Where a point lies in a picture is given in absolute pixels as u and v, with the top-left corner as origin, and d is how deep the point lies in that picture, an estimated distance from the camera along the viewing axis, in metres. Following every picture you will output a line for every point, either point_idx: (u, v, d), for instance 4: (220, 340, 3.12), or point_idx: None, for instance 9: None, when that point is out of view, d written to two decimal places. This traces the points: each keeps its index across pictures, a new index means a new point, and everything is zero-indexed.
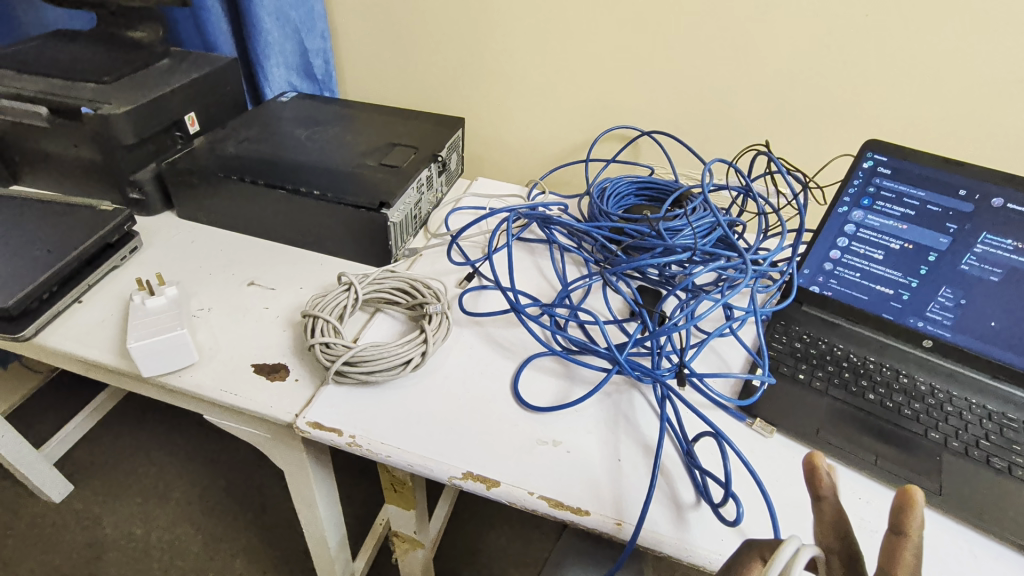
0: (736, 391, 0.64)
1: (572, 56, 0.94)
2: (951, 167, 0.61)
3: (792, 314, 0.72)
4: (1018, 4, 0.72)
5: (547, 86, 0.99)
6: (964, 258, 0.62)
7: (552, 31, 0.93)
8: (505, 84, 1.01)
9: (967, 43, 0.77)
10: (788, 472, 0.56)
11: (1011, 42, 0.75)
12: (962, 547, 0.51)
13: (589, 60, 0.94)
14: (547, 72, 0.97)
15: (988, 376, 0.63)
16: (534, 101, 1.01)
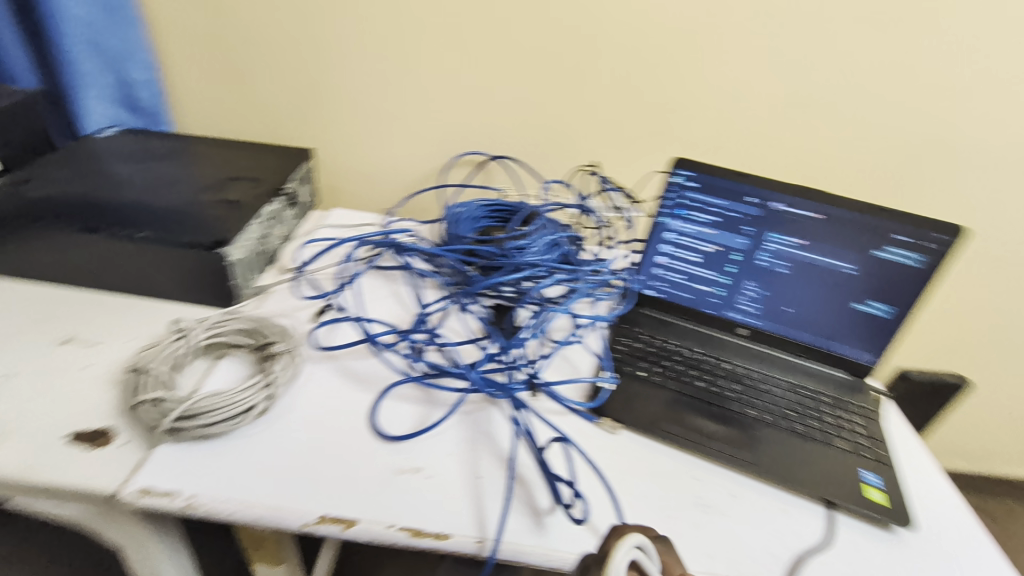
0: (586, 394, 0.68)
1: (416, 86, 0.96)
2: (740, 178, 0.69)
3: (634, 317, 0.79)
4: (791, 39, 0.83)
5: (397, 115, 0.99)
6: (760, 256, 0.71)
7: (395, 63, 0.94)
8: (354, 114, 1.00)
9: (761, 74, 0.86)
10: (632, 465, 0.60)
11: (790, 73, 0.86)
12: (777, 507, 0.57)
13: (433, 90, 0.96)
14: (393, 101, 0.98)
15: (790, 354, 0.74)
16: (384, 130, 1.02)
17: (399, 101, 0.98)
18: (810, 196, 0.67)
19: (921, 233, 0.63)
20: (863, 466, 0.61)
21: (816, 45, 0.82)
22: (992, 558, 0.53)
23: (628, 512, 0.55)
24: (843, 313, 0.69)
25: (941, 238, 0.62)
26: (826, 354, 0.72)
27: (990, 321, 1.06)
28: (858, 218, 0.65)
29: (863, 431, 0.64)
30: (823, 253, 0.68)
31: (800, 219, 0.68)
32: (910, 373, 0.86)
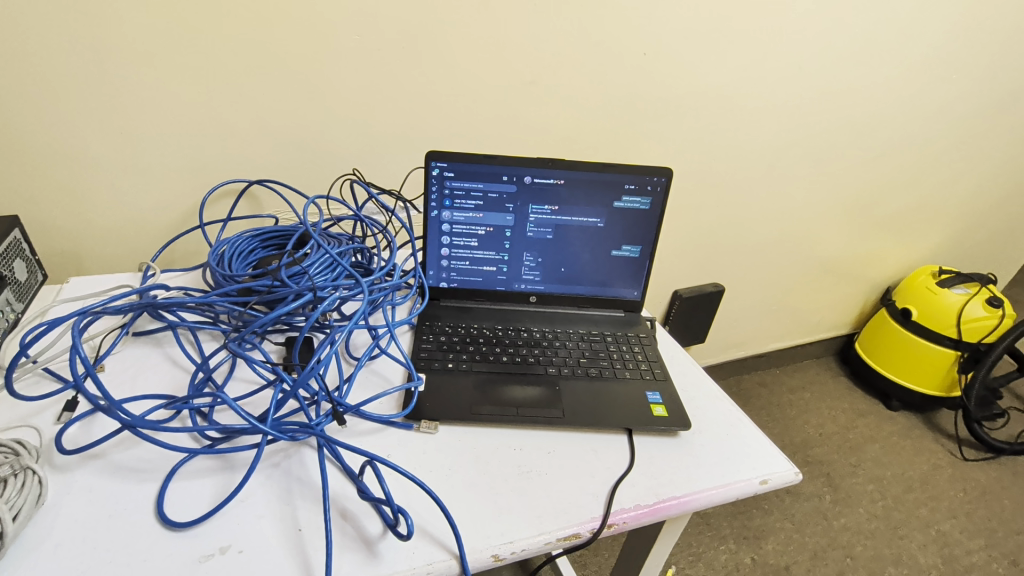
0: (400, 403, 0.67)
1: (132, 122, 0.82)
2: (490, 160, 0.73)
3: (434, 311, 0.80)
4: (513, 24, 0.89)
5: (118, 158, 0.85)
6: (528, 227, 0.77)
7: (94, 98, 0.79)
8: (59, 166, 0.83)
9: (495, 61, 0.91)
10: (456, 457, 0.61)
11: (522, 55, 0.92)
12: (588, 449, 0.62)
13: (158, 123, 0.83)
14: (110, 143, 0.83)
15: (576, 307, 0.82)
16: (106, 177, 0.86)
17: (115, 142, 0.83)
18: (552, 165, 0.73)
19: (643, 179, 0.74)
20: (649, 387, 0.69)
21: (534, 30, 0.90)
22: (750, 429, 0.65)
23: (458, 507, 0.56)
24: (606, 261, 0.79)
25: (659, 181, 0.74)
26: (602, 300, 0.81)
27: (722, 234, 1.29)
28: (594, 177, 0.74)
29: (644, 357, 0.73)
30: (576, 213, 0.76)
31: (550, 187, 0.74)
32: (680, 292, 1.35)
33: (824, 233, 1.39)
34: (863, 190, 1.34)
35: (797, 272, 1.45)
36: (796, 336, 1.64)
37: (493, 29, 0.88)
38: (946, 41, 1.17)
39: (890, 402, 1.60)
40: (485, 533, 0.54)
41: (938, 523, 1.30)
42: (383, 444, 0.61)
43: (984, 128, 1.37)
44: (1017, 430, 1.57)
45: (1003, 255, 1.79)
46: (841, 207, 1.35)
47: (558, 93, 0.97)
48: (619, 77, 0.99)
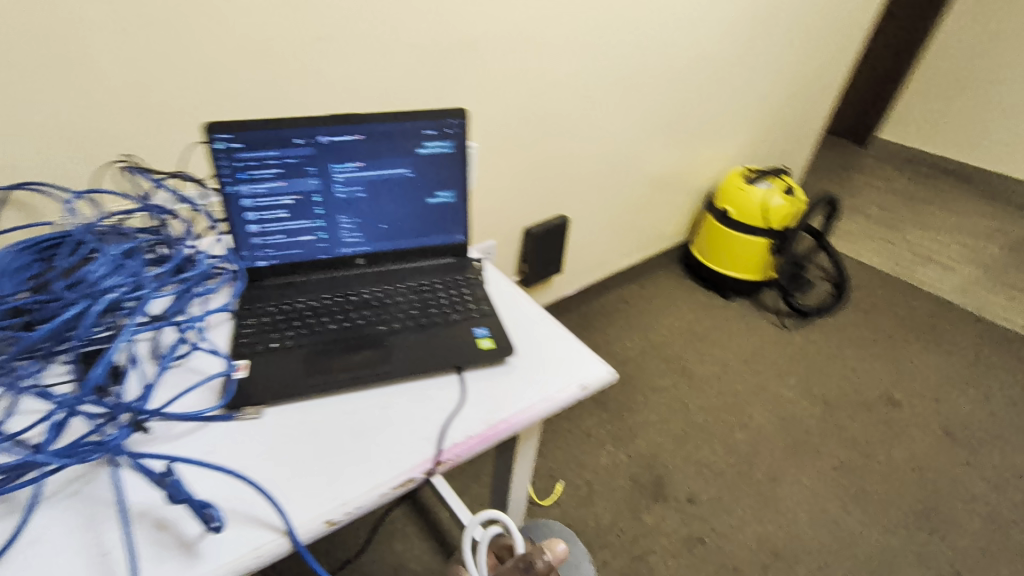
0: (218, 393, 0.63)
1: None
2: (276, 125, 0.69)
3: (256, 293, 0.76)
4: None
5: None
6: (336, 189, 0.75)
7: None
8: None
9: (263, 18, 0.84)
10: (286, 435, 0.59)
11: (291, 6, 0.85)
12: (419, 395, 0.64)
13: None
14: None
15: (405, 261, 0.81)
16: None
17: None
18: (347, 122, 0.72)
19: (440, 122, 0.74)
20: (477, 325, 0.71)
21: None
22: (572, 346, 0.70)
23: (287, 485, 0.55)
24: (427, 215, 0.79)
25: (455, 123, 0.74)
26: (431, 250, 0.82)
27: (552, 169, 1.33)
28: (382, 129, 0.73)
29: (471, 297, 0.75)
30: (383, 167, 0.75)
31: (349, 144, 0.73)
32: (530, 230, 1.39)
33: (643, 148, 1.48)
34: (669, 105, 1.44)
35: (627, 192, 1.55)
36: (640, 251, 1.77)
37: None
38: None
39: (723, 291, 1.79)
40: (318, 500, 0.54)
41: (766, 387, 1.51)
42: (204, 441, 0.58)
43: (759, 37, 1.52)
44: (823, 291, 1.86)
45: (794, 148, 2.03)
46: (654, 125, 1.45)
47: (344, 45, 0.92)
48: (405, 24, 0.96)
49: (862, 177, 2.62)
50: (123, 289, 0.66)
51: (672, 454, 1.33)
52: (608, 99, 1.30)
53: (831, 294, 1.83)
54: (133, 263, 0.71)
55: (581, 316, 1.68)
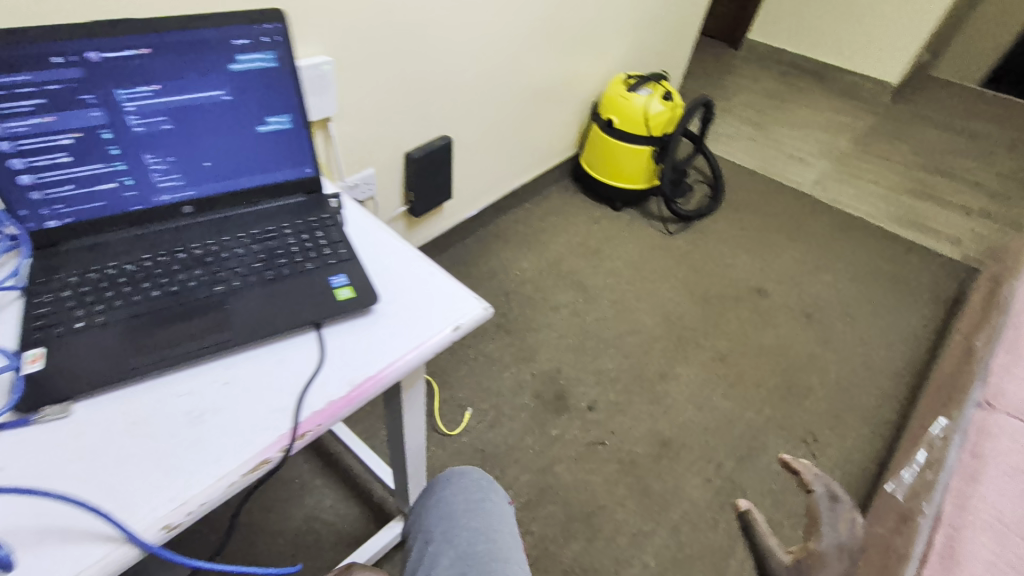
0: (9, 397, 0.50)
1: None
2: (13, 37, 0.52)
3: (50, 264, 0.61)
4: None
5: None
6: (15, 169, 0.57)
7: None
8: None
9: None
10: (102, 439, 0.47)
11: None
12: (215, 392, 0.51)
13: None
14: None
15: (155, 257, 0.63)
16: None
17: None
18: (114, 34, 0.56)
19: (253, 30, 0.61)
20: (333, 271, 0.60)
21: None
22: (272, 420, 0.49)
23: (111, 488, 0.44)
24: (261, 87, 0.64)
25: (274, 29, 0.62)
26: (277, 189, 0.70)
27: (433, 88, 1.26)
28: (188, 35, 0.59)
29: (209, 330, 0.55)
30: (79, 162, 0.59)
31: (43, 152, 0.57)
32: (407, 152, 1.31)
33: None
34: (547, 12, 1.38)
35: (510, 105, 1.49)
36: (526, 170, 1.74)
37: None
38: None
39: (614, 204, 1.81)
40: (150, 498, 0.43)
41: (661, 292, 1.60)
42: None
43: None
44: (699, 199, 1.93)
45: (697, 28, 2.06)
46: (533, 28, 1.37)
47: None
48: None
49: (715, 63, 2.79)
50: (113, 123, 0.59)
51: (572, 367, 1.38)
52: None
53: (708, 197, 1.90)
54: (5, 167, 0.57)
55: (548, 257, 1.65)
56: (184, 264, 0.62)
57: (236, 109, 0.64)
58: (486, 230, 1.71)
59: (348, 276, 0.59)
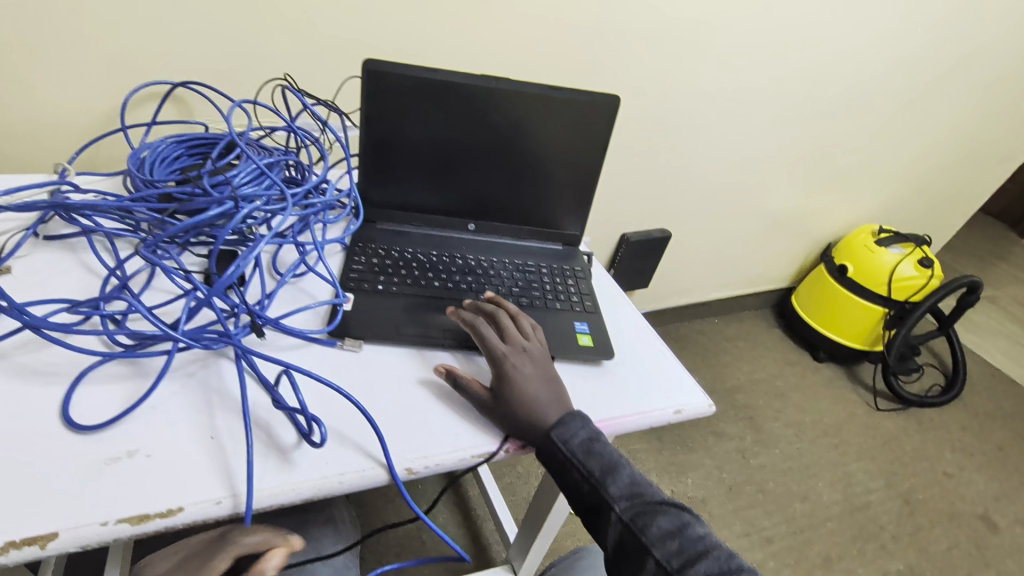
0: (325, 319, 0.66)
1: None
2: (430, 73, 0.71)
3: (370, 234, 0.79)
4: None
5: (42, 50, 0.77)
6: (382, 161, 0.76)
7: None
8: None
9: None
10: (376, 378, 0.60)
11: None
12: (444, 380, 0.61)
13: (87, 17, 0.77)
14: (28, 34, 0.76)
15: (443, 257, 0.77)
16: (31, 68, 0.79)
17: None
18: (492, 85, 0.72)
19: (586, 107, 0.74)
20: (578, 318, 0.70)
21: None
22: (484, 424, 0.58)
23: (383, 423, 0.56)
24: (571, 152, 0.77)
25: (602, 111, 0.74)
26: (543, 232, 0.82)
27: (676, 192, 1.36)
28: (541, 99, 0.73)
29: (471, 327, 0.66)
30: (422, 169, 0.77)
31: (404, 154, 0.76)
32: (628, 236, 1.40)
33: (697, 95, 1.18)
34: (806, 153, 1.42)
35: (740, 225, 1.53)
36: (729, 288, 1.74)
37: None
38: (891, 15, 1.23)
39: (817, 354, 1.73)
40: (403, 446, 0.54)
41: (846, 466, 1.45)
42: (287, 360, 0.59)
43: (923, 101, 1.46)
44: (930, 385, 1.74)
45: (965, 210, 1.93)
46: (787, 163, 1.42)
47: (512, 43, 0.98)
48: None
49: (988, 246, 2.50)
50: (457, 146, 0.76)
51: (722, 504, 1.30)
52: (750, 120, 1.28)
53: (941, 388, 1.71)
54: (375, 154, 0.76)
55: (727, 382, 1.61)
56: (462, 267, 0.76)
57: (545, 160, 0.77)
58: (674, 331, 1.73)
59: (589, 326, 0.69)
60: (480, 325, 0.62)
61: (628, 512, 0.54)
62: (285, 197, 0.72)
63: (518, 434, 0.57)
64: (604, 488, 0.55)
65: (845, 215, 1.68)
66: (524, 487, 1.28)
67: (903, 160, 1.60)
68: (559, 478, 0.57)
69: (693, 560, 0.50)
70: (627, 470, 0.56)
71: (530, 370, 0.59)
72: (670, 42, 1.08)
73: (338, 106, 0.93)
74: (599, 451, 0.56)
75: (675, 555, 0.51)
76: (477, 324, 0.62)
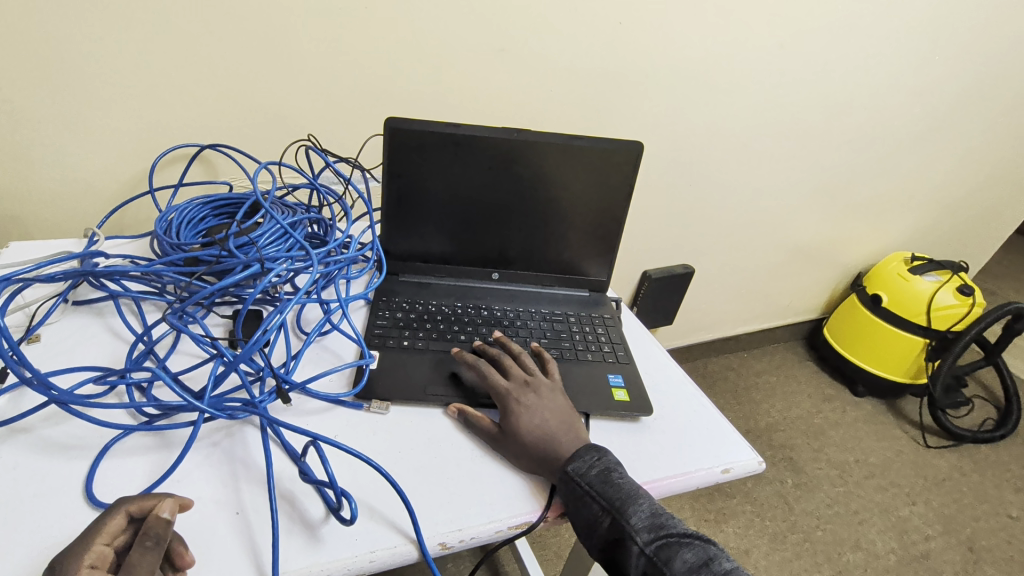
0: (351, 381, 0.64)
1: (95, 66, 0.76)
2: (451, 128, 0.71)
3: (392, 287, 0.78)
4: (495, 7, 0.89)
5: (77, 122, 0.80)
6: (404, 214, 0.76)
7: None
8: (21, 129, 0.78)
9: (480, 25, 0.89)
10: (404, 443, 0.58)
11: (497, 19, 0.90)
12: (480, 447, 0.58)
13: (119, 89, 0.79)
14: (64, 108, 0.78)
15: (469, 309, 0.76)
16: (65, 139, 0.81)
17: (43, 59, 0.74)
18: (513, 137, 0.72)
19: (610, 153, 0.73)
20: (612, 370, 0.68)
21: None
22: (523, 489, 0.55)
23: (415, 491, 0.54)
24: (597, 197, 0.76)
25: (627, 156, 0.73)
26: (569, 279, 0.81)
27: (698, 229, 1.35)
28: (563, 149, 0.73)
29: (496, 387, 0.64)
30: (447, 220, 0.77)
31: (426, 207, 0.76)
32: (649, 272, 1.37)
33: (715, 134, 1.18)
34: (829, 183, 1.40)
35: (765, 258, 1.50)
36: (758, 321, 1.70)
37: (532, 12, 0.91)
38: (909, 45, 1.22)
39: (856, 388, 1.66)
40: (434, 519, 0.51)
41: (898, 510, 1.37)
42: (313, 427, 0.57)
43: (949, 126, 1.43)
44: (981, 418, 1.65)
45: (1000, 234, 1.87)
46: (810, 194, 1.40)
47: (530, 92, 0.99)
48: (608, 36, 0.97)
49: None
50: (480, 198, 0.75)
51: (766, 554, 1.23)
52: (770, 155, 1.27)
53: (993, 422, 1.63)
54: (398, 209, 0.75)
55: (761, 420, 1.55)
56: (488, 319, 0.74)
57: (569, 209, 0.76)
58: (702, 368, 1.68)
59: (624, 379, 0.67)
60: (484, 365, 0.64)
61: (651, 545, 0.50)
62: (309, 255, 0.71)
63: (551, 499, 0.54)
64: (625, 520, 0.51)
65: (875, 244, 1.64)
66: (555, 540, 1.22)
67: (932, 187, 1.57)
68: (573, 512, 0.53)
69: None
70: (648, 500, 0.52)
71: (536, 402, 0.59)
72: (687, 84, 1.08)
73: (360, 162, 0.94)
74: (616, 479, 0.53)
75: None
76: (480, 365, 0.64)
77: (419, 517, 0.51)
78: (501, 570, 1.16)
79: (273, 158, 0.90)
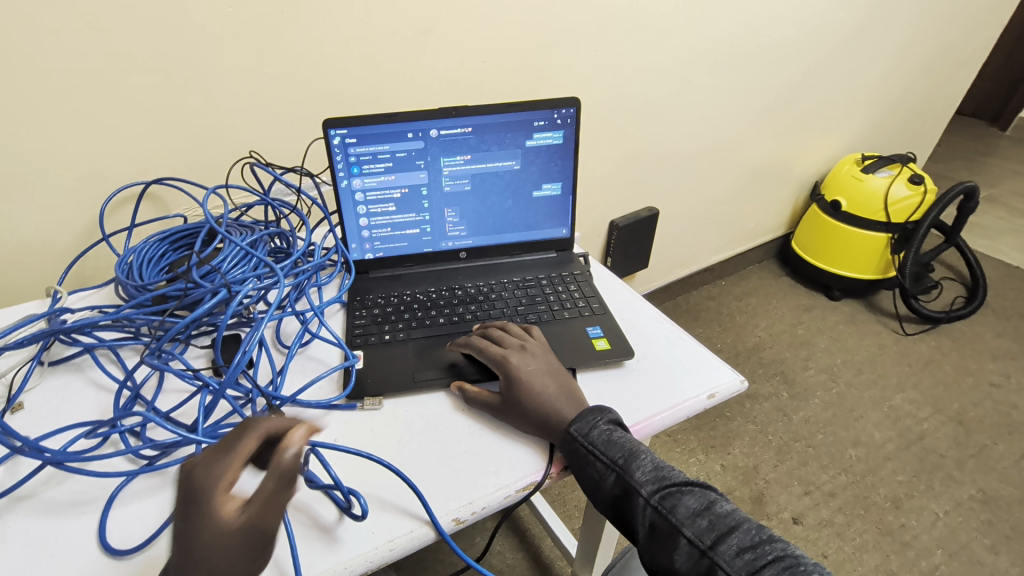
0: (341, 384, 0.65)
1: (13, 124, 0.73)
2: (390, 118, 0.70)
3: (364, 285, 0.78)
4: None
5: (12, 184, 0.78)
6: (362, 212, 0.76)
7: None
8: None
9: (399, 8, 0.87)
10: (402, 433, 0.59)
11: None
12: (473, 425, 0.60)
13: (48, 141, 0.76)
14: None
15: (444, 292, 0.76)
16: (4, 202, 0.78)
17: None
18: (453, 116, 0.71)
19: (552, 112, 0.73)
20: (589, 323, 0.70)
21: None
22: (524, 455, 0.57)
23: (421, 476, 0.55)
24: (547, 158, 0.76)
25: (568, 112, 0.74)
26: (534, 244, 0.82)
27: (656, 170, 1.36)
28: (503, 118, 0.73)
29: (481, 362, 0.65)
30: (406, 209, 0.77)
31: (383, 199, 0.75)
32: (616, 221, 1.39)
33: (655, 72, 1.18)
34: (774, 101, 1.41)
35: (726, 186, 1.53)
36: (731, 247, 1.73)
37: None
38: None
39: (832, 293, 1.72)
40: (444, 497, 0.53)
41: (890, 400, 1.43)
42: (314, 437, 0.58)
43: (879, 22, 1.45)
44: (952, 298, 1.72)
45: (945, 118, 1.92)
46: (758, 114, 1.41)
47: (462, 66, 0.98)
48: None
49: (973, 146, 2.50)
50: (432, 182, 0.75)
51: (774, 467, 1.29)
52: (712, 84, 1.28)
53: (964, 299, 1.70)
54: (353, 208, 0.75)
55: (749, 342, 1.59)
56: (462, 299, 0.75)
57: (521, 175, 0.77)
58: (685, 304, 1.72)
59: (603, 329, 0.69)
60: (478, 338, 0.65)
61: (655, 496, 0.51)
62: (274, 271, 0.71)
63: (551, 459, 0.56)
64: (629, 476, 0.53)
65: (829, 151, 1.67)
66: (574, 495, 1.26)
67: (873, 86, 1.60)
68: (578, 471, 0.55)
69: (725, 534, 0.48)
70: (648, 455, 0.54)
71: (534, 365, 0.61)
72: (619, 28, 1.08)
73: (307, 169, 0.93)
74: (617, 438, 0.55)
75: (707, 531, 0.49)
76: (476, 338, 0.65)
77: (428, 503, 0.53)
78: (527, 534, 1.20)
79: (221, 180, 0.89)
